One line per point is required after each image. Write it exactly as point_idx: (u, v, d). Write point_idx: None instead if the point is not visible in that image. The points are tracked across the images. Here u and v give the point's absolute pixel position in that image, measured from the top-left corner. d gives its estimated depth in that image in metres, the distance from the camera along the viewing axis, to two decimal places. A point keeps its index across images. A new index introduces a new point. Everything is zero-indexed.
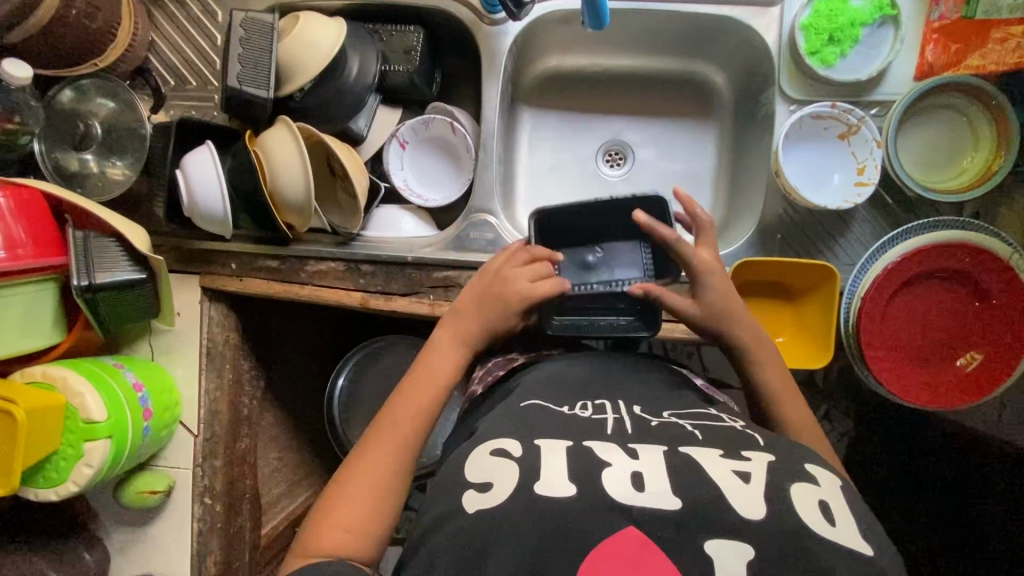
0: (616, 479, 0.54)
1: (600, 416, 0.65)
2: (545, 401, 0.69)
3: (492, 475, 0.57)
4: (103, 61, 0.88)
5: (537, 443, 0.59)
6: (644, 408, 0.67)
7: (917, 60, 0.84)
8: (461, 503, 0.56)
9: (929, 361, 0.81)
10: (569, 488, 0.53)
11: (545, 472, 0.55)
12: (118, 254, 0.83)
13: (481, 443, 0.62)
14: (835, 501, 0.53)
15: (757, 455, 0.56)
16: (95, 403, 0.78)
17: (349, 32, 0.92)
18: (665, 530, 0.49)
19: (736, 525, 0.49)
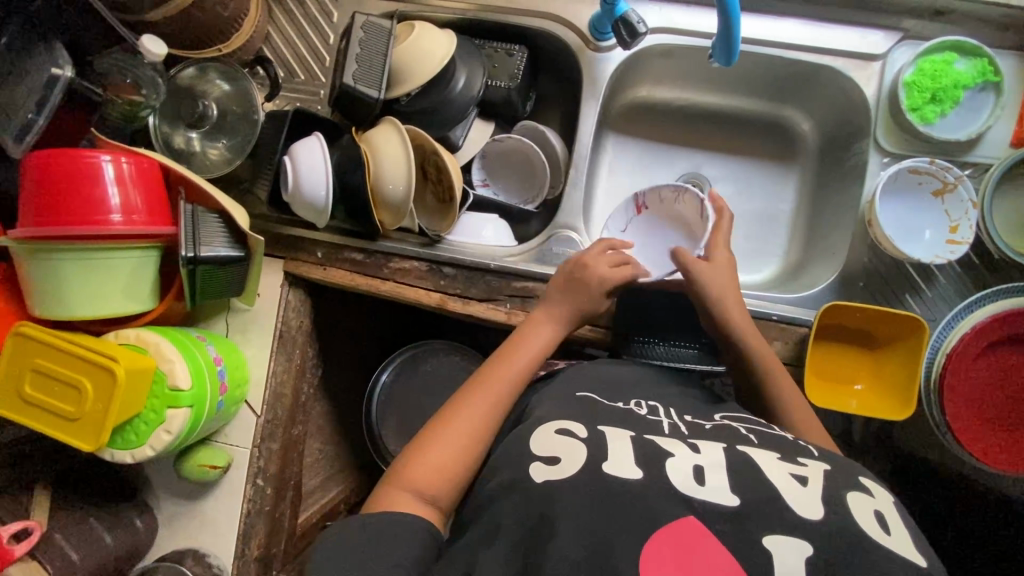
0: (680, 469, 0.58)
1: (655, 418, 0.69)
2: (600, 395, 0.74)
3: (561, 453, 0.61)
4: (228, 47, 0.92)
5: (601, 430, 0.64)
6: (695, 414, 0.72)
7: (1016, 127, 0.85)
8: (530, 473, 0.60)
9: (1019, 428, 0.79)
10: (636, 473, 0.57)
11: (613, 455, 0.59)
12: (218, 229, 0.86)
13: (541, 425, 0.66)
14: (889, 512, 0.55)
15: (813, 465, 0.60)
16: (182, 370, 0.80)
17: (458, 44, 0.95)
18: (723, 523, 0.52)
19: (796, 523, 0.52)
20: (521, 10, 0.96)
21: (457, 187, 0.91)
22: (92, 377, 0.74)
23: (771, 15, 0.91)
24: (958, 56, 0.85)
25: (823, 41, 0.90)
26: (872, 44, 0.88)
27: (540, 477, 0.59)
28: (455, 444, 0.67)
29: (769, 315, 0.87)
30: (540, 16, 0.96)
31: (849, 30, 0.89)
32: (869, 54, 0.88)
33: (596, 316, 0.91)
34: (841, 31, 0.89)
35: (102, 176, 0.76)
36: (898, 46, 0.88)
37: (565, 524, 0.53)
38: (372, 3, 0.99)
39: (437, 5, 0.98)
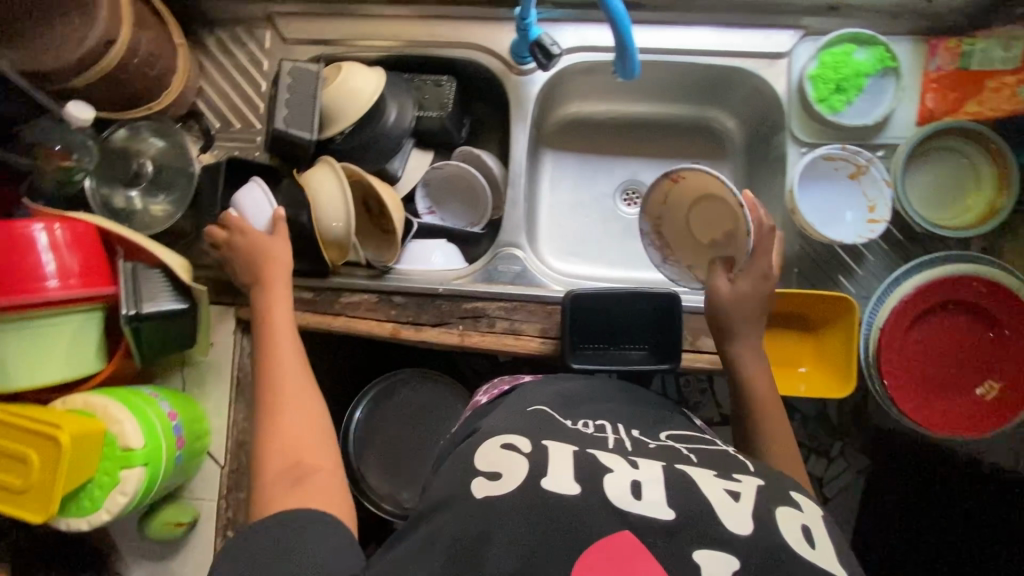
0: (617, 484, 0.58)
1: (601, 435, 0.69)
2: (552, 408, 0.74)
3: (502, 467, 0.61)
4: (158, 104, 0.93)
5: (545, 444, 0.64)
6: (642, 431, 0.72)
7: (919, 107, 0.89)
8: (470, 488, 0.59)
9: (952, 391, 0.83)
10: (574, 488, 0.57)
11: (552, 469, 0.59)
12: (161, 283, 0.86)
13: (490, 436, 0.67)
14: (817, 525, 0.57)
15: (748, 480, 0.61)
16: (133, 430, 0.80)
17: (387, 79, 0.98)
18: (656, 535, 0.53)
19: (725, 537, 0.53)
20: (444, 42, 0.99)
21: (398, 225, 0.94)
22: (36, 446, 0.74)
23: (679, 25, 0.95)
24: (857, 46, 0.90)
25: (731, 45, 0.94)
26: (777, 43, 0.93)
27: (483, 492, 0.59)
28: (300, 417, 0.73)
29: None
30: (463, 46, 0.99)
31: (753, 32, 0.94)
32: (775, 53, 0.93)
33: (547, 328, 0.93)
34: (746, 34, 0.94)
35: (34, 243, 0.76)
36: (802, 42, 0.93)
37: (508, 539, 0.54)
38: (300, 48, 1.02)
39: (363, 45, 1.01)
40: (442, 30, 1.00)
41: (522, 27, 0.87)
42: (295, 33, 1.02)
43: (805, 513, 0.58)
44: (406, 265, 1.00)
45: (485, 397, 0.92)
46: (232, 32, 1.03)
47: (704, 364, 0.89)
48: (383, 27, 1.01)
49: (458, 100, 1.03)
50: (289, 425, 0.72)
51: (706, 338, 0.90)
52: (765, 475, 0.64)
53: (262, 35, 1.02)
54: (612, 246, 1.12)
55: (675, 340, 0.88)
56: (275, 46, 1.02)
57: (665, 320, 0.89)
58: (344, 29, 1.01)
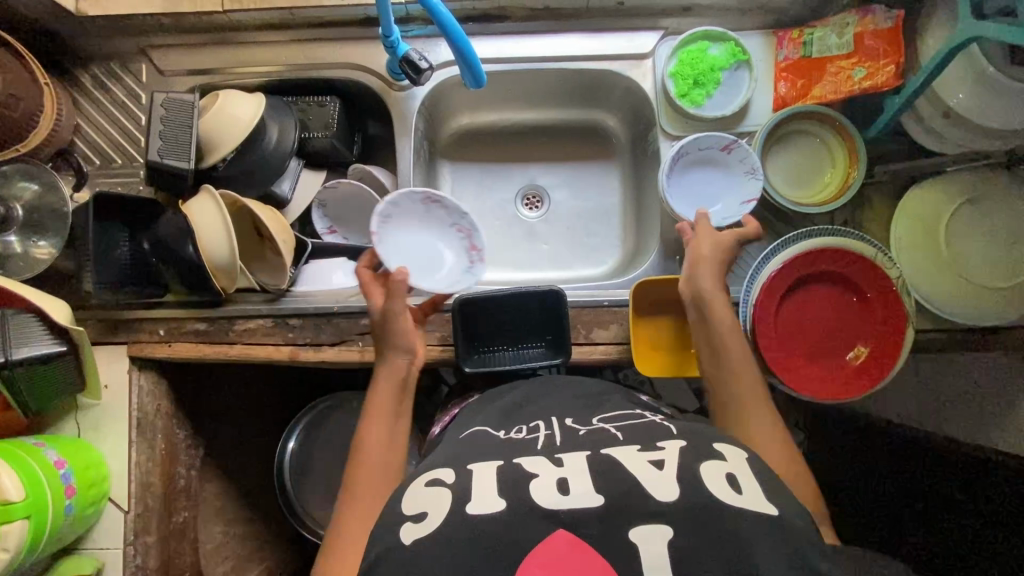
0: (543, 489, 0.60)
1: (532, 435, 0.72)
2: (485, 428, 0.76)
3: (427, 506, 0.61)
4: (27, 145, 0.91)
5: (469, 468, 0.65)
6: (576, 419, 0.74)
7: (773, 94, 0.96)
8: (397, 536, 0.59)
9: (825, 359, 0.88)
10: (499, 505, 0.59)
11: (474, 494, 0.60)
12: (38, 329, 0.84)
13: (415, 479, 0.67)
14: (740, 471, 0.61)
15: (671, 442, 0.64)
16: (10, 482, 0.77)
17: (268, 104, 0.99)
18: (590, 527, 0.55)
19: (655, 510, 0.56)
20: (323, 64, 1.01)
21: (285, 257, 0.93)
22: None
23: (548, 34, 1.00)
24: (711, 43, 0.96)
25: (598, 49, 0.99)
26: (640, 44, 0.98)
27: (410, 537, 0.59)
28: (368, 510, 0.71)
29: (601, 302, 0.92)
30: (342, 66, 1.01)
31: (617, 35, 0.99)
32: (639, 54, 0.98)
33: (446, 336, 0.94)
34: (611, 37, 0.99)
35: None
36: (663, 42, 0.98)
37: None
38: (179, 80, 1.01)
39: (242, 73, 1.02)
40: (320, 52, 1.01)
41: (388, 44, 0.89)
42: (173, 65, 1.02)
43: (729, 458, 0.62)
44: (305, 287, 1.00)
45: (440, 427, 0.93)
46: (107, 68, 1.02)
47: (600, 355, 0.91)
48: (261, 53, 1.02)
49: (345, 119, 1.04)
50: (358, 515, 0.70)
51: (599, 330, 0.92)
52: (688, 429, 0.67)
53: (139, 69, 1.02)
54: (516, 249, 1.15)
55: (564, 335, 0.90)
56: (153, 79, 1.01)
57: (552, 316, 0.91)
58: (222, 58, 1.02)
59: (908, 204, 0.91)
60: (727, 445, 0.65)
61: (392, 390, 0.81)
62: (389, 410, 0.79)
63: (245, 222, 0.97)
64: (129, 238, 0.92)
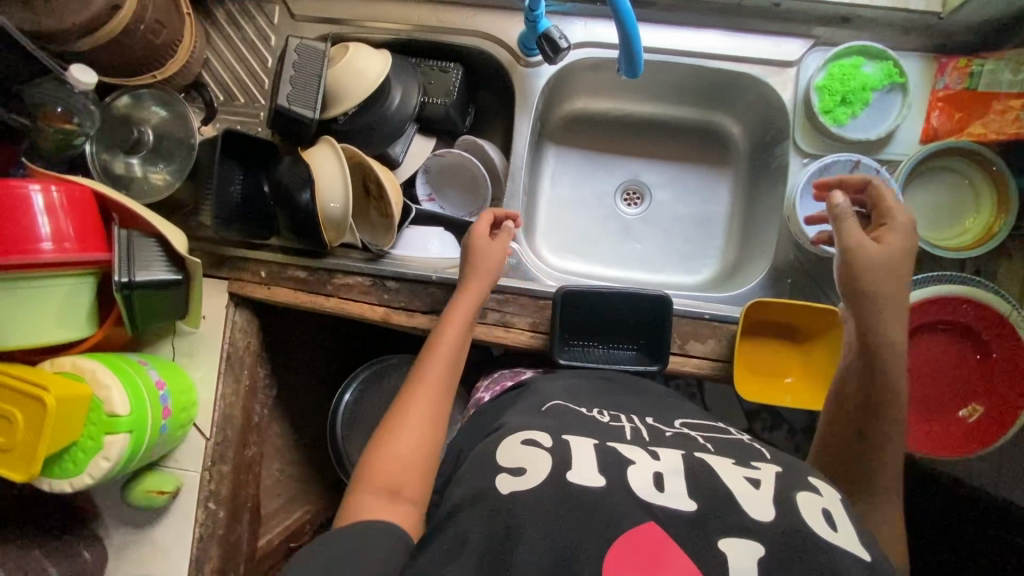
0: (639, 477, 0.59)
1: (618, 424, 0.71)
2: (566, 403, 0.76)
3: (525, 462, 0.62)
4: (162, 73, 0.93)
5: (566, 439, 0.65)
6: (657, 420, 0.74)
7: (923, 125, 0.90)
8: (494, 484, 0.60)
9: (932, 412, 0.85)
10: (601, 482, 0.58)
11: (577, 465, 0.61)
12: (156, 253, 0.86)
13: (510, 434, 0.68)
14: (837, 510, 0.58)
15: (765, 468, 0.63)
16: (119, 397, 0.80)
17: (394, 63, 0.98)
18: (680, 527, 0.54)
19: (749, 526, 0.53)
20: (453, 29, 0.99)
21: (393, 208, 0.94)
22: (24, 408, 0.74)
23: (690, 27, 0.95)
24: (866, 60, 0.90)
25: (740, 50, 0.94)
26: (786, 51, 0.93)
27: (506, 487, 0.59)
28: (421, 415, 0.71)
29: (701, 314, 0.90)
30: (472, 34, 0.99)
31: (763, 39, 0.94)
32: (784, 61, 0.93)
33: (537, 323, 0.92)
34: (757, 40, 0.94)
35: (30, 204, 0.75)
36: (811, 52, 0.92)
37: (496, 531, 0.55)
38: (309, 27, 1.01)
39: (372, 27, 1.01)
40: (452, 16, 0.99)
41: (531, 18, 0.88)
42: (305, 11, 1.01)
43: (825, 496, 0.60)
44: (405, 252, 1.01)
45: (488, 394, 0.93)
46: (241, 5, 1.02)
47: (692, 368, 0.89)
48: (393, 9, 1.00)
49: (465, 88, 1.03)
50: (407, 423, 0.70)
51: (695, 342, 0.90)
52: (781, 459, 0.66)
53: (271, 11, 1.02)
54: (609, 244, 1.13)
55: (662, 342, 0.88)
56: (284, 23, 1.02)
57: (649, 319, 0.89)
58: (354, 10, 1.01)
59: None
60: (818, 480, 0.63)
61: (463, 319, 0.80)
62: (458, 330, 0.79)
63: (358, 180, 1.00)
64: (242, 177, 0.94)
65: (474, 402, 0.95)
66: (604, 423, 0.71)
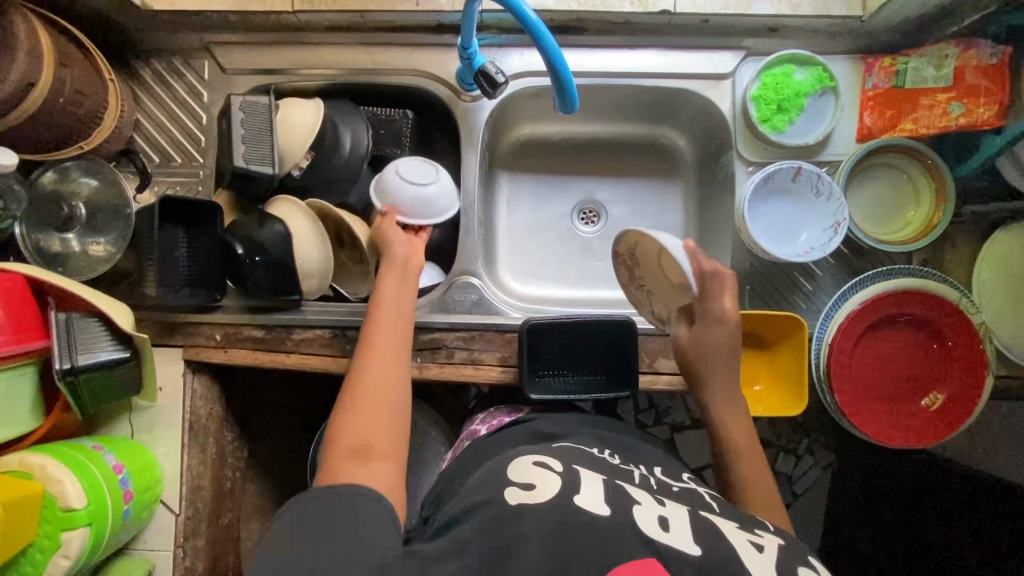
0: (647, 517, 0.57)
1: (626, 467, 0.70)
2: (581, 446, 0.73)
3: (536, 480, 0.61)
4: (89, 143, 0.89)
5: (578, 470, 0.64)
6: (665, 472, 0.72)
7: (857, 125, 0.92)
8: (503, 495, 0.58)
9: (900, 405, 0.86)
10: (604, 509, 0.57)
11: (584, 489, 0.59)
12: (99, 331, 0.83)
13: (518, 457, 0.67)
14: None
15: (768, 537, 0.58)
16: (74, 490, 0.76)
17: (333, 109, 0.96)
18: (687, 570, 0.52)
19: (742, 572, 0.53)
20: (388, 69, 0.97)
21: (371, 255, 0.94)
22: None
23: (626, 49, 0.96)
24: (796, 67, 0.92)
25: (676, 67, 0.95)
26: (720, 64, 0.95)
27: (515, 498, 0.58)
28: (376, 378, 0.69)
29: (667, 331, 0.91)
30: (408, 73, 0.98)
31: (697, 54, 0.95)
32: (719, 74, 0.94)
33: (506, 357, 0.92)
34: (691, 56, 0.95)
35: None
36: (744, 63, 0.94)
37: None
38: (242, 79, 0.99)
39: (306, 74, 0.99)
40: (386, 56, 0.98)
41: (465, 55, 0.86)
42: (235, 63, 0.99)
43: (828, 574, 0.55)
44: (768, 238, 0.91)
45: (484, 428, 0.91)
46: (168, 62, 0.99)
47: (664, 385, 0.89)
48: (325, 54, 0.98)
49: (412, 125, 1.02)
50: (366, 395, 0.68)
51: (663, 359, 0.90)
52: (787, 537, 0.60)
53: (200, 65, 0.99)
54: (572, 265, 1.13)
55: (630, 365, 0.89)
56: (215, 77, 0.99)
57: (618, 342, 0.89)
58: (286, 58, 0.98)
59: (992, 248, 0.88)
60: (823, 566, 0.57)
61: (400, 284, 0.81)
62: (397, 314, 0.77)
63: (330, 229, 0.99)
64: (185, 241, 0.91)
65: (469, 433, 0.94)
66: (614, 464, 0.70)
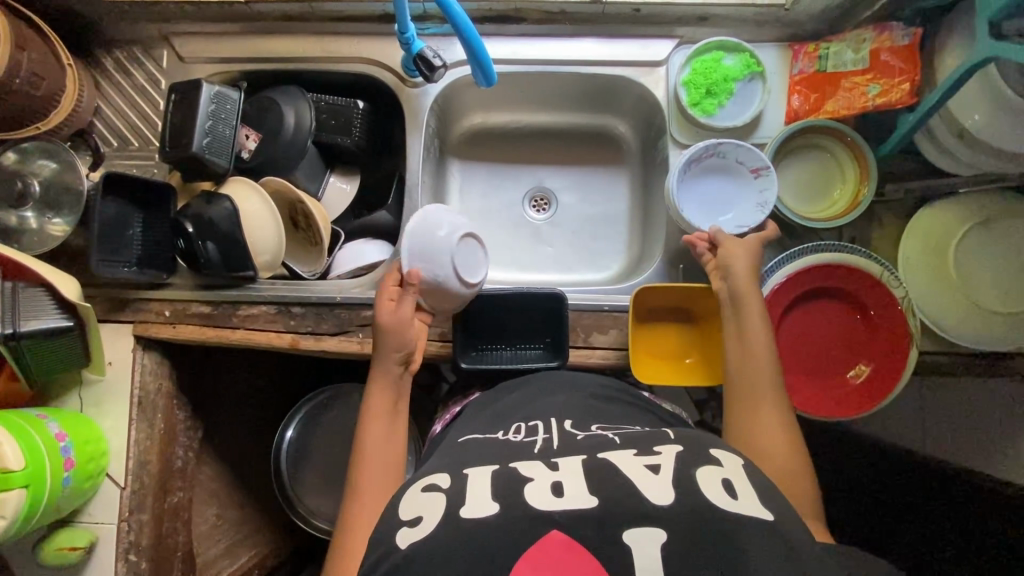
0: (538, 492, 0.58)
1: (529, 440, 0.70)
2: (482, 433, 0.75)
3: (423, 510, 0.60)
4: (47, 124, 0.93)
5: (465, 473, 0.64)
6: (575, 423, 0.74)
7: (785, 107, 0.96)
8: (395, 539, 0.58)
9: (827, 377, 0.88)
10: (494, 506, 0.57)
11: (470, 498, 0.59)
12: (46, 301, 0.86)
13: (413, 484, 0.66)
14: (737, 477, 0.60)
15: (667, 448, 0.63)
16: (12, 451, 0.78)
17: (285, 95, 1.01)
18: (589, 530, 0.54)
19: (649, 511, 0.55)
20: (338, 58, 1.02)
21: (323, 232, 0.99)
22: None
23: (564, 38, 1.00)
24: (725, 53, 0.96)
25: (612, 55, 0.99)
26: (654, 51, 0.98)
27: (408, 540, 0.57)
28: (371, 501, 0.73)
29: (602, 306, 0.93)
30: (357, 61, 1.02)
31: (632, 42, 0.99)
32: (653, 61, 0.98)
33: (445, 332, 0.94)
34: (626, 44, 0.99)
35: None
36: (677, 50, 0.98)
37: None
38: (198, 67, 1.03)
39: (259, 62, 1.03)
40: (335, 45, 1.02)
41: (403, 40, 0.90)
42: (192, 52, 1.03)
43: (726, 466, 0.61)
44: (695, 201, 0.94)
45: (440, 426, 0.89)
46: (130, 52, 1.04)
47: (598, 360, 0.91)
48: (277, 43, 1.03)
49: (373, 113, 1.06)
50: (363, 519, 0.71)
51: (597, 334, 0.92)
52: (684, 435, 0.66)
53: (160, 55, 1.04)
54: (522, 250, 1.15)
55: (563, 337, 0.90)
56: (173, 65, 1.04)
57: (551, 317, 0.91)
58: (241, 48, 1.03)
59: (918, 222, 0.91)
60: (726, 453, 0.64)
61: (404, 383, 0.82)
62: (388, 424, 0.79)
63: (286, 212, 1.03)
64: (141, 222, 0.95)
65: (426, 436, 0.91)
66: (515, 442, 0.70)
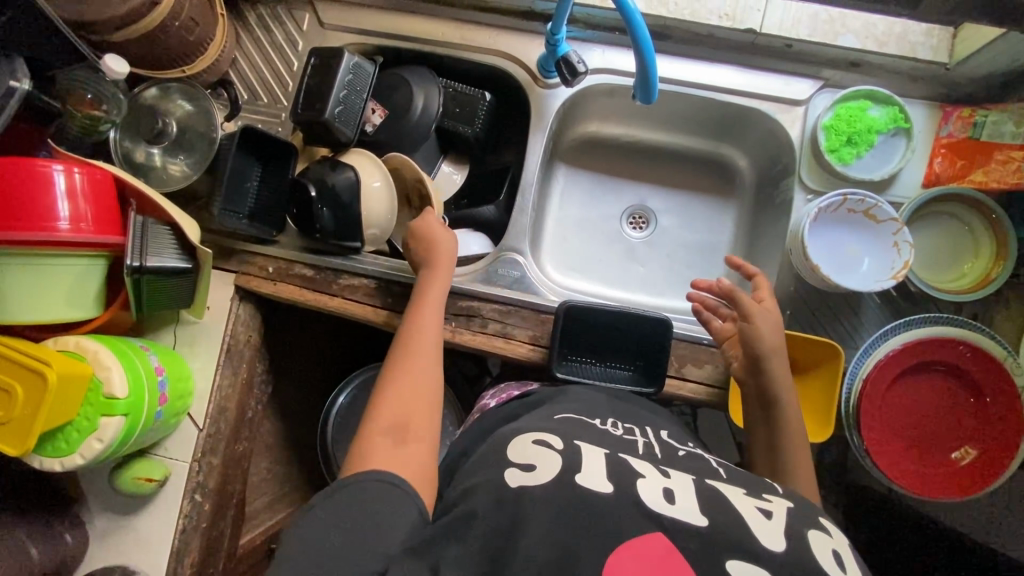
0: (650, 488, 0.57)
1: (630, 436, 0.70)
2: (578, 415, 0.74)
3: (536, 460, 0.60)
4: (191, 69, 0.96)
5: None
6: (670, 435, 0.75)
7: (925, 169, 0.92)
8: (506, 477, 0.58)
9: (928, 454, 0.85)
10: (609, 487, 0.56)
11: (586, 467, 0.59)
12: (168, 241, 0.88)
13: (520, 434, 0.66)
14: (846, 552, 0.56)
15: (777, 500, 0.60)
16: (119, 379, 0.81)
17: (418, 76, 1.01)
18: (688, 541, 0.52)
19: (760, 553, 0.52)
20: (475, 47, 1.02)
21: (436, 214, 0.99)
22: (24, 381, 0.76)
23: (703, 61, 0.98)
24: (872, 103, 0.92)
25: (751, 86, 0.97)
26: (796, 90, 0.95)
27: (517, 481, 0.58)
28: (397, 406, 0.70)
29: (700, 339, 0.92)
30: (493, 53, 1.02)
31: (774, 76, 0.96)
32: (793, 99, 0.95)
33: (537, 336, 0.94)
34: (768, 78, 0.96)
35: (51, 183, 0.77)
36: (819, 93, 0.95)
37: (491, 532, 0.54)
38: (336, 35, 1.05)
39: (396, 40, 1.04)
40: (474, 34, 1.02)
41: (551, 42, 0.90)
42: (333, 20, 1.05)
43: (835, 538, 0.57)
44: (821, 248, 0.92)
45: (493, 401, 0.89)
46: (272, 10, 1.06)
47: (688, 393, 0.90)
48: (417, 23, 1.03)
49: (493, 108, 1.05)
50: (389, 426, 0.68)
51: (692, 367, 0.91)
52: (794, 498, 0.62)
53: (301, 17, 1.06)
54: (614, 265, 1.14)
55: (658, 365, 0.89)
56: (313, 30, 1.05)
57: (651, 341, 0.90)
58: (381, 23, 1.04)
59: None
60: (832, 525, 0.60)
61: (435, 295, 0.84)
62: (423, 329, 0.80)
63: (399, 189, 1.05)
64: (259, 175, 0.97)
65: (479, 407, 0.91)
66: (617, 435, 0.70)
